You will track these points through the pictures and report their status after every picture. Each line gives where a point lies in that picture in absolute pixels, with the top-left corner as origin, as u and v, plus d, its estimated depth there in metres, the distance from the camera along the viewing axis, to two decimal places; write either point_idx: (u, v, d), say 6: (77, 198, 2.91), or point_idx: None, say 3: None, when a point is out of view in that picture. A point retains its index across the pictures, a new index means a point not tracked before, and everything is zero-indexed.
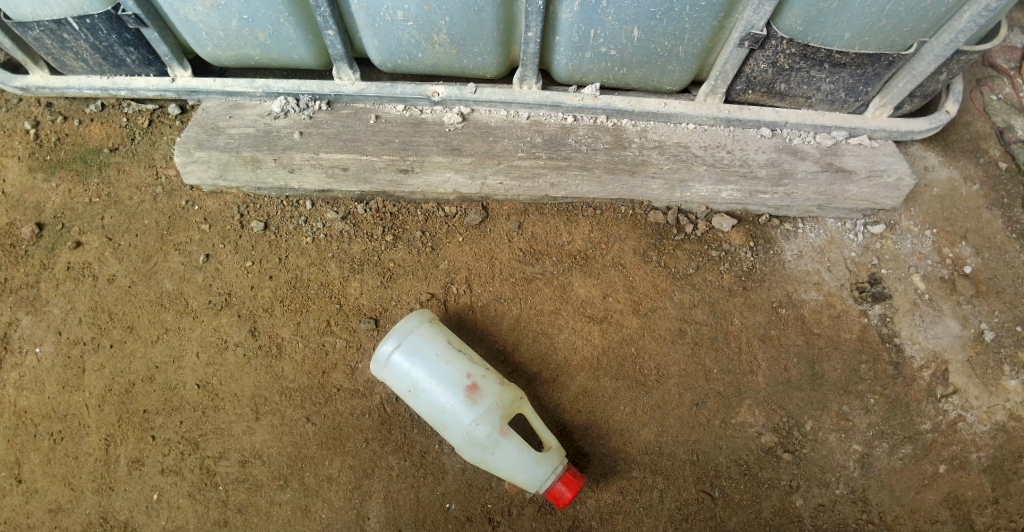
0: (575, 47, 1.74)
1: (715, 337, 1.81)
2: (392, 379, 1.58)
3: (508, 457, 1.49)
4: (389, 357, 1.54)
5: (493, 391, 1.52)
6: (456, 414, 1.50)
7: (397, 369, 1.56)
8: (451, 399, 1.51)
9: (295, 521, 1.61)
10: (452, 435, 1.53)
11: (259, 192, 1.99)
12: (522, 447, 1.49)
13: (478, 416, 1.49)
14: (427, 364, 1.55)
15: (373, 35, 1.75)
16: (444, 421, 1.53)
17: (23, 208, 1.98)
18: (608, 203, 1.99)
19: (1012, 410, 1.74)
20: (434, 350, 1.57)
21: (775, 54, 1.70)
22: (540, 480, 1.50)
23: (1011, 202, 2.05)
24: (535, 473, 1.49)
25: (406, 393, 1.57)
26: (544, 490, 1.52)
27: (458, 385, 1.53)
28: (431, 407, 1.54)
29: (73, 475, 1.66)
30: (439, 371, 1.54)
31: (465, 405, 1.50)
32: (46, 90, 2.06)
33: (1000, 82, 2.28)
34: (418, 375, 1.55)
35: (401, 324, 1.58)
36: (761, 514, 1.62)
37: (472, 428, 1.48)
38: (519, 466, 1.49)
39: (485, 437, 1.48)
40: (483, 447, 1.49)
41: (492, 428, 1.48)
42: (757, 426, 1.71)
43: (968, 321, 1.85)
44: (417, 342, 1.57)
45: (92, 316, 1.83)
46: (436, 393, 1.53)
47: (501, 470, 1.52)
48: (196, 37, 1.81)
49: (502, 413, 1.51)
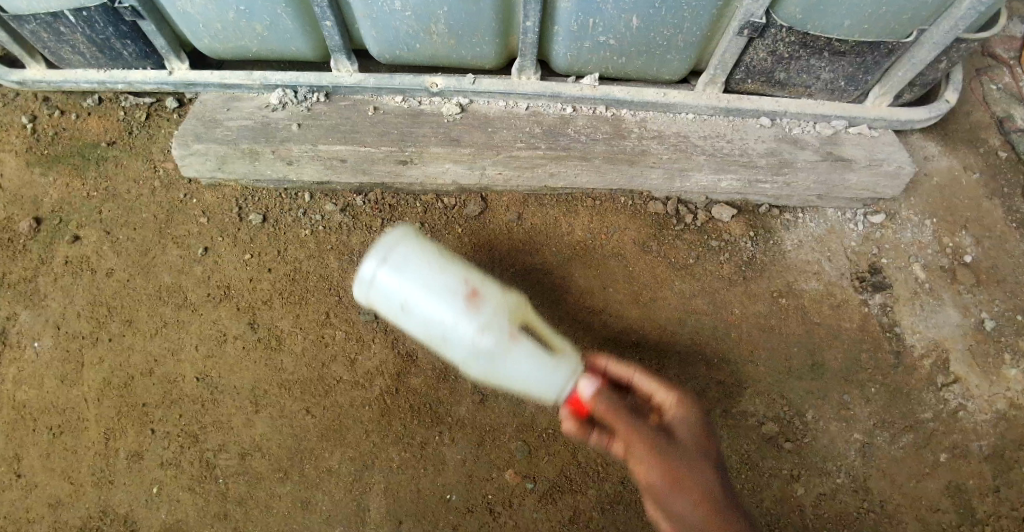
0: (574, 36, 1.73)
1: (715, 327, 1.80)
2: (379, 296, 1.30)
3: (524, 368, 1.26)
4: (372, 277, 1.26)
5: (499, 299, 1.28)
6: (460, 327, 1.25)
7: (383, 287, 1.28)
8: (451, 310, 1.25)
9: (295, 514, 1.60)
10: (456, 351, 1.28)
11: (258, 184, 1.99)
12: (540, 352, 1.26)
13: (487, 325, 1.24)
14: (418, 277, 1.27)
15: (371, 27, 1.74)
16: (445, 337, 1.27)
17: (21, 203, 1.98)
18: (608, 194, 1.98)
19: (1014, 398, 1.74)
20: (426, 259, 1.30)
21: (775, 42, 1.70)
22: (559, 384, 1.27)
23: (1011, 191, 2.04)
24: (555, 380, 1.27)
25: (397, 312, 1.30)
26: (564, 396, 1.28)
27: (460, 293, 1.27)
28: (428, 326, 1.27)
29: (73, 469, 1.65)
30: (434, 281, 1.28)
31: (469, 316, 1.25)
32: (43, 84, 2.05)
33: (999, 72, 2.28)
34: (411, 290, 1.27)
35: (381, 237, 1.30)
36: (763, 503, 1.62)
37: (481, 340, 1.24)
38: (537, 376, 1.27)
39: (497, 349, 1.24)
40: (495, 360, 1.25)
41: (504, 335, 1.25)
42: (758, 415, 1.70)
43: (968, 310, 1.85)
44: (405, 251, 1.29)
45: (91, 310, 1.82)
46: (432, 307, 1.26)
47: (517, 382, 1.30)
48: (193, 28, 1.81)
49: (509, 318, 1.28)
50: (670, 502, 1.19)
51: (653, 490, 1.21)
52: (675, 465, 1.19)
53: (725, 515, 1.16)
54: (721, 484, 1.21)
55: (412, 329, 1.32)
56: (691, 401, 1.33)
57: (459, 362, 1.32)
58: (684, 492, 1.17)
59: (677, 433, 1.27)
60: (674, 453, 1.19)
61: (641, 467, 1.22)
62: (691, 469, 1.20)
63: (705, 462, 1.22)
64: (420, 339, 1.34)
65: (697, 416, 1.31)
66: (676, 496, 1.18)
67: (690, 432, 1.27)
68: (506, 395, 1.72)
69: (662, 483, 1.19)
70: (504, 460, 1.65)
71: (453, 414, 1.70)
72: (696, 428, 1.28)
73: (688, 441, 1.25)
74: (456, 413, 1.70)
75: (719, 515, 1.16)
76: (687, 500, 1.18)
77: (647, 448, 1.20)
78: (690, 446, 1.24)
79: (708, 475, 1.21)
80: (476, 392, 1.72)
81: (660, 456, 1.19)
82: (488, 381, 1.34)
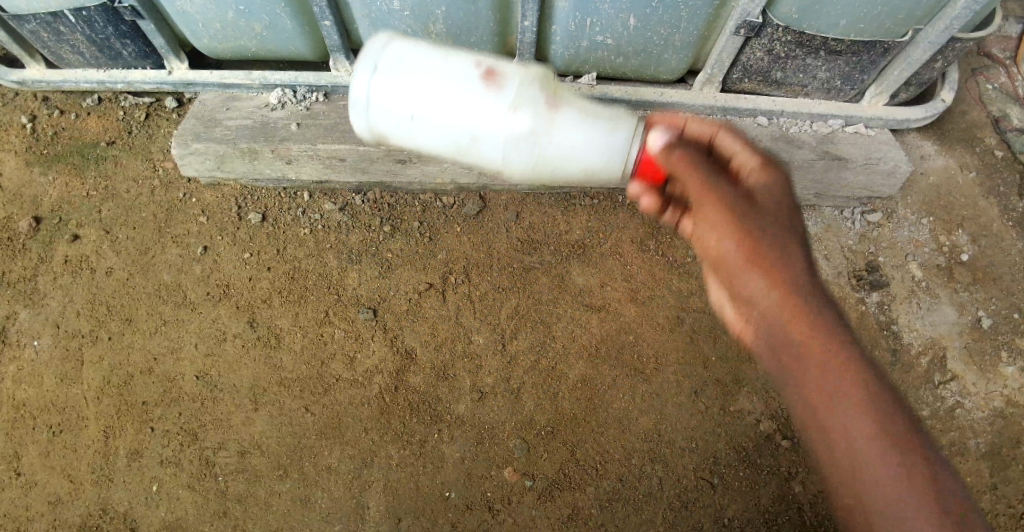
0: (571, 36, 1.74)
1: (713, 325, 1.81)
2: (387, 123, 1.30)
3: (570, 131, 1.24)
4: (375, 84, 1.23)
5: (516, 69, 1.25)
6: (486, 114, 1.23)
7: (388, 102, 1.27)
8: (470, 98, 1.23)
9: (295, 512, 1.61)
10: (489, 147, 1.26)
11: (257, 183, 1.99)
12: (585, 116, 1.25)
13: (516, 102, 1.22)
14: (425, 70, 1.24)
15: (370, 26, 1.75)
16: (473, 135, 1.25)
17: (20, 203, 1.98)
18: (606, 193, 1.99)
19: (1010, 395, 1.75)
20: (426, 53, 1.27)
21: (771, 42, 1.71)
22: (623, 151, 1.28)
23: (1007, 190, 2.05)
24: (614, 143, 1.27)
25: (410, 126, 1.29)
26: (633, 167, 1.30)
27: (475, 79, 1.24)
28: (450, 126, 1.26)
29: (73, 468, 1.66)
30: (445, 70, 1.25)
31: (491, 96, 1.23)
32: (43, 84, 2.06)
33: (995, 71, 2.29)
34: (420, 98, 1.25)
35: (371, 45, 1.27)
36: (761, 500, 1.63)
37: (514, 122, 1.22)
38: (590, 142, 1.26)
39: (536, 123, 1.22)
40: (538, 137, 1.23)
41: (541, 107, 1.22)
42: (756, 413, 1.71)
43: (965, 308, 1.86)
44: (398, 57, 1.27)
45: (90, 309, 1.83)
46: (453, 101, 1.24)
47: (566, 160, 1.28)
48: (193, 28, 1.81)
49: (540, 85, 1.24)
50: (743, 275, 1.15)
51: (726, 263, 1.18)
52: (753, 236, 1.13)
53: (812, 312, 1.08)
54: (811, 274, 1.13)
55: (434, 146, 1.31)
56: (780, 176, 1.22)
57: (495, 166, 1.31)
58: (758, 266, 1.12)
59: (760, 195, 1.19)
60: (752, 223, 1.13)
61: (714, 237, 1.17)
62: (770, 246, 1.13)
63: (791, 243, 1.14)
64: (445, 155, 1.33)
65: (784, 184, 1.22)
66: (748, 272, 1.14)
67: (774, 199, 1.19)
68: (504, 393, 1.72)
69: (736, 255, 1.15)
70: (503, 457, 1.66)
71: (452, 412, 1.70)
72: (781, 195, 1.19)
73: (772, 209, 1.17)
74: (455, 411, 1.70)
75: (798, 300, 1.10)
76: (762, 275, 1.13)
77: (724, 211, 1.14)
78: (774, 215, 1.16)
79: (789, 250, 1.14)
80: (475, 390, 1.72)
81: (732, 214, 1.15)
82: (532, 176, 1.32)
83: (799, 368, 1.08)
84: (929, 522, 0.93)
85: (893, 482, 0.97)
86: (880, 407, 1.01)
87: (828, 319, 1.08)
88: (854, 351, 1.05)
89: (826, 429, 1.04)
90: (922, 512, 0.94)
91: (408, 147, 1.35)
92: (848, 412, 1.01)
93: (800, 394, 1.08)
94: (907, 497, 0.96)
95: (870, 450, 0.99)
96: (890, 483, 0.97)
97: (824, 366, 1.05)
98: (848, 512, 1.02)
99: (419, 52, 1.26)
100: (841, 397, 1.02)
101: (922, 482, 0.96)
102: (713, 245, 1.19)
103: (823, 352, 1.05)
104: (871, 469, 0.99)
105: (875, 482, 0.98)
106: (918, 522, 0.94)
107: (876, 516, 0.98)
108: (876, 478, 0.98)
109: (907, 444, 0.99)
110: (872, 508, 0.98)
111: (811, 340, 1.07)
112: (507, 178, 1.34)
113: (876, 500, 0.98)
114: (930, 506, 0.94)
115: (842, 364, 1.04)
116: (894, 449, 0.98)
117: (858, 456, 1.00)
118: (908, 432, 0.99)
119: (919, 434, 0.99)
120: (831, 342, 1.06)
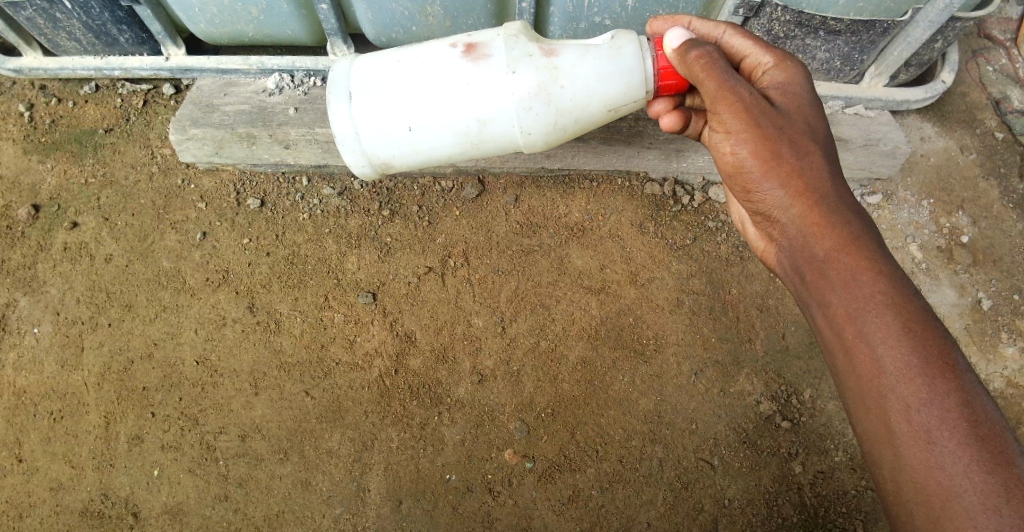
0: (570, 17, 1.75)
1: (713, 306, 1.81)
2: (385, 147, 1.33)
3: (574, 70, 1.23)
4: (368, 107, 1.28)
5: (490, 35, 1.27)
6: (482, 91, 1.25)
7: (377, 122, 1.29)
8: (460, 80, 1.25)
9: (296, 495, 1.61)
10: (501, 117, 1.27)
11: (255, 168, 1.98)
12: (581, 46, 1.24)
13: (507, 65, 1.24)
14: (408, 69, 1.28)
15: (366, 10, 1.74)
16: (480, 114, 1.27)
17: (19, 190, 1.98)
18: (606, 175, 1.99)
19: (1010, 376, 1.76)
20: (403, 52, 1.31)
21: (770, 21, 1.72)
22: (640, 69, 1.23)
23: (1008, 171, 2.04)
24: (623, 63, 1.22)
25: (410, 137, 1.31)
26: (654, 78, 1.24)
27: (457, 60, 1.26)
28: (453, 119, 1.28)
29: (74, 454, 1.66)
30: (426, 61, 1.28)
31: (479, 70, 1.25)
32: (40, 72, 2.05)
33: (996, 53, 2.28)
34: (410, 105, 1.28)
35: (341, 72, 1.32)
36: (761, 481, 1.63)
37: (514, 85, 1.23)
38: (601, 73, 1.22)
39: (538, 77, 1.23)
40: (545, 89, 1.24)
41: (536, 54, 1.24)
42: (755, 394, 1.71)
43: (965, 289, 1.86)
44: (368, 77, 1.30)
45: (91, 296, 1.83)
46: (448, 85, 1.26)
47: (584, 103, 1.25)
48: (189, 13, 1.80)
49: (520, 39, 1.26)
50: (759, 180, 1.16)
51: (741, 170, 1.19)
52: (769, 139, 1.12)
53: (826, 216, 1.09)
54: (826, 177, 1.13)
55: (442, 145, 1.34)
56: (798, 73, 1.20)
57: (511, 141, 1.33)
58: (773, 171, 1.14)
59: (776, 96, 1.18)
60: (769, 126, 1.12)
61: (729, 145, 1.17)
62: (788, 149, 1.12)
63: (808, 146, 1.14)
64: (457, 150, 1.35)
65: (802, 82, 1.19)
66: (764, 177, 1.15)
67: (791, 99, 1.17)
68: (504, 375, 1.72)
69: (752, 161, 1.15)
70: (503, 439, 1.66)
71: (451, 394, 1.70)
72: (796, 96, 1.18)
73: (789, 111, 1.16)
74: (455, 394, 1.70)
75: (816, 204, 1.11)
76: (777, 180, 1.14)
77: (742, 118, 1.13)
78: (792, 120, 1.15)
79: (810, 163, 1.13)
80: (475, 373, 1.72)
81: (749, 119, 1.12)
82: (557, 130, 1.31)
83: (821, 276, 1.07)
84: (960, 447, 0.89)
85: (924, 405, 0.92)
86: (914, 323, 0.97)
87: (850, 223, 1.08)
88: (878, 256, 1.04)
89: (849, 342, 1.01)
90: (953, 438, 0.90)
91: (416, 160, 1.38)
92: (878, 329, 0.98)
93: (822, 306, 1.06)
94: (939, 423, 0.91)
95: (902, 369, 0.95)
96: (922, 407, 0.92)
97: (851, 277, 1.03)
98: (873, 435, 0.98)
99: (396, 57, 1.30)
100: (869, 309, 0.99)
101: (957, 405, 0.91)
102: (727, 153, 1.19)
103: (846, 259, 1.04)
104: (899, 392, 0.94)
105: (904, 404, 0.94)
106: (950, 448, 0.89)
107: (903, 442, 0.94)
108: (905, 399, 0.94)
109: (943, 369, 0.93)
110: (897, 430, 0.94)
111: (832, 247, 1.07)
112: (529, 147, 1.35)
113: (904, 422, 0.94)
114: (963, 431, 0.90)
115: (868, 272, 1.02)
116: (926, 372, 0.93)
117: (888, 375, 0.96)
118: (941, 352, 0.94)
119: (955, 354, 0.94)
120: (853, 249, 1.05)
